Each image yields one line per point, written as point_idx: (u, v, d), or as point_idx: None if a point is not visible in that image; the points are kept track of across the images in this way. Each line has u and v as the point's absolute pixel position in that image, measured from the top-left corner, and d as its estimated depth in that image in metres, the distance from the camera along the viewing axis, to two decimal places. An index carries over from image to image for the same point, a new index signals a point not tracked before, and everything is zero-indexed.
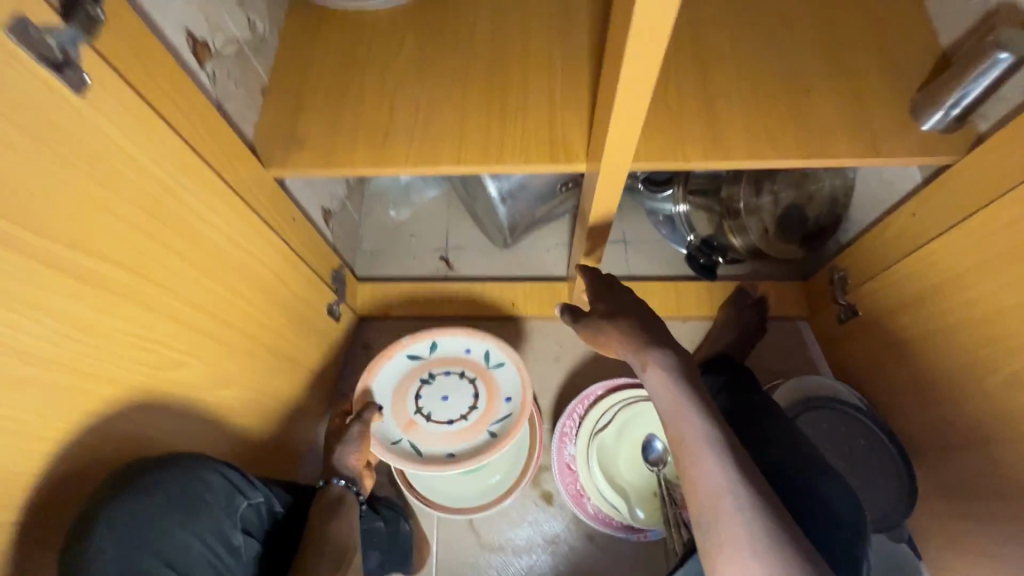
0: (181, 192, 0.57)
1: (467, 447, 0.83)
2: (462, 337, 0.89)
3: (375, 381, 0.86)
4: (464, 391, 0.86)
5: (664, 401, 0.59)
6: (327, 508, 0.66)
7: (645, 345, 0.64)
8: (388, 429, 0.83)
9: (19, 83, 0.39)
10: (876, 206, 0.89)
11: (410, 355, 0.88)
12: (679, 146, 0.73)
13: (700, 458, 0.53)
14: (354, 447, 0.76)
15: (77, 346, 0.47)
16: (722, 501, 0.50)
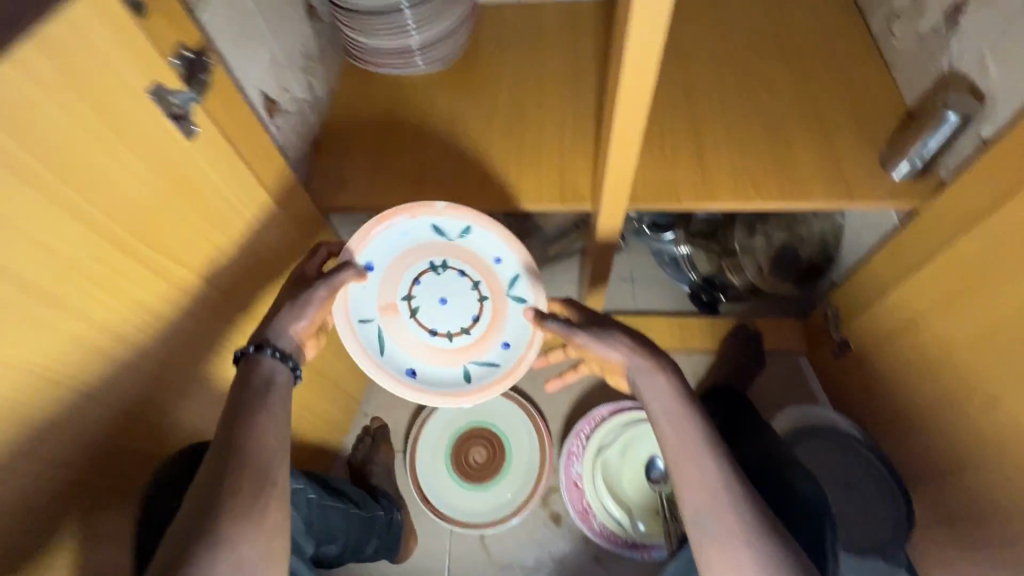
0: (248, 220, 0.68)
1: (433, 369, 0.81)
2: (502, 245, 0.82)
3: (369, 247, 0.78)
4: (467, 303, 0.82)
5: (659, 411, 0.66)
6: (253, 399, 0.59)
7: (648, 358, 0.70)
8: (366, 301, 0.79)
9: (151, 132, 0.52)
10: (860, 247, 0.97)
11: (436, 228, 0.81)
12: (674, 190, 0.83)
13: (697, 460, 0.61)
14: (304, 309, 0.68)
15: (159, 337, 0.58)
16: (720, 499, 0.58)
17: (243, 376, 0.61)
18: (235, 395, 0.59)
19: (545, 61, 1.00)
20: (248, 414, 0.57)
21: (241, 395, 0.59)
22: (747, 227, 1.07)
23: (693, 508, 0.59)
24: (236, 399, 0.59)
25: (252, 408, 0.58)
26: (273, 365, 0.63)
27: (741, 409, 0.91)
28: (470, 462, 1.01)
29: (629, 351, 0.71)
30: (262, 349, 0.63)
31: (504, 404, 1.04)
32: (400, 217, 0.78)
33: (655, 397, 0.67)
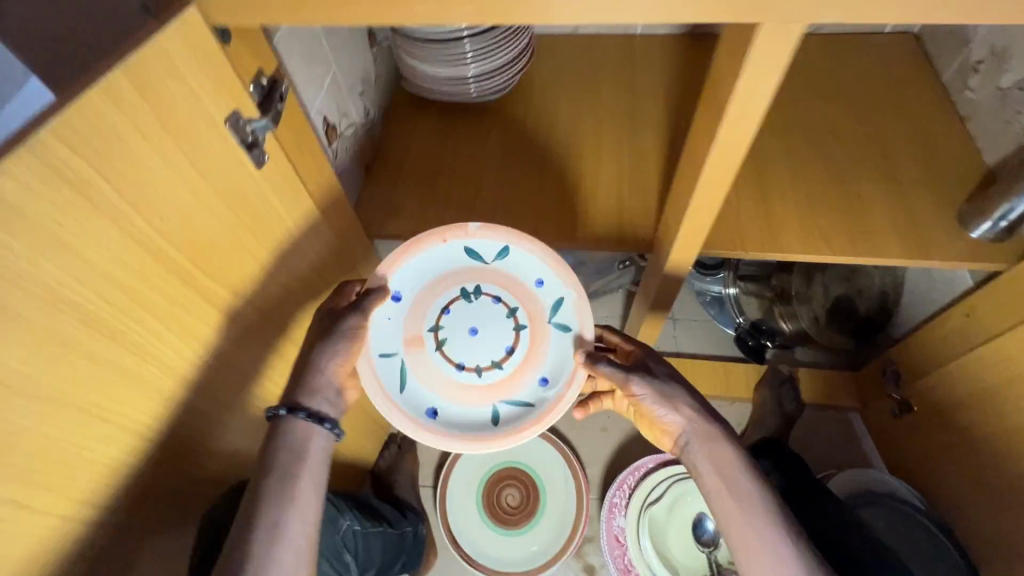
0: (304, 249, 0.66)
1: (458, 411, 0.68)
2: (544, 267, 0.71)
3: (398, 275, 0.69)
4: (502, 333, 0.70)
5: (723, 486, 0.62)
6: (281, 483, 0.56)
7: (707, 423, 0.66)
8: (388, 338, 0.69)
9: (225, 162, 0.50)
10: (926, 304, 0.93)
11: (470, 251, 0.71)
12: (738, 238, 0.80)
13: (771, 544, 0.58)
14: (336, 350, 0.62)
15: (214, 372, 0.56)
16: None
17: (274, 452, 0.58)
18: (263, 477, 0.56)
19: (602, 96, 0.98)
20: (278, 504, 0.55)
21: (269, 476, 0.56)
22: (804, 274, 1.03)
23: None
24: (264, 481, 0.56)
25: (281, 497, 0.55)
26: (312, 429, 0.60)
27: (793, 465, 0.86)
28: (503, 506, 0.97)
29: (687, 413, 0.66)
30: (297, 412, 0.59)
31: (540, 445, 1.01)
32: (432, 243, 0.70)
33: (717, 469, 0.64)
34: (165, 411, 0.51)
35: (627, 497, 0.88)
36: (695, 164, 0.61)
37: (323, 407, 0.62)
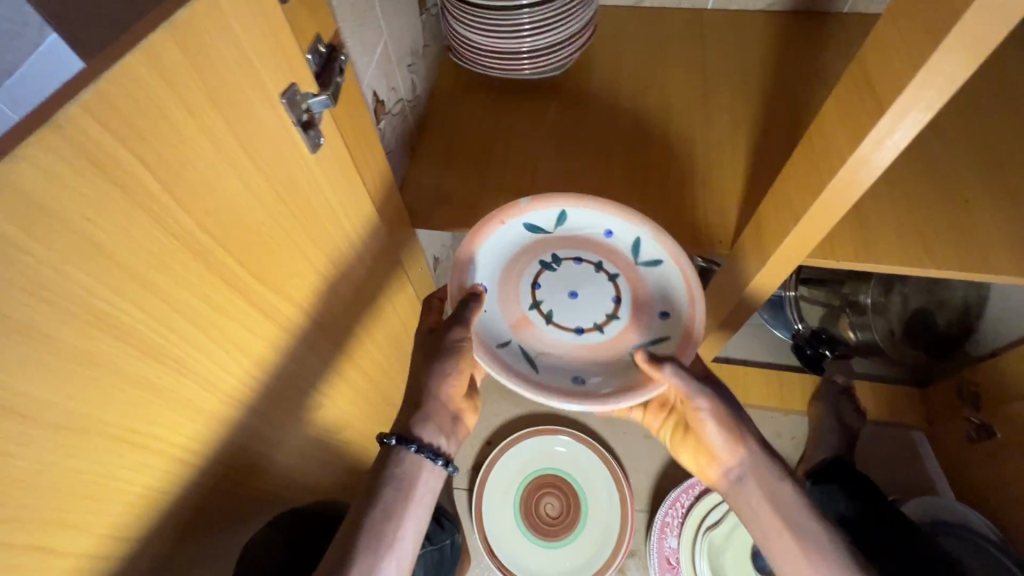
0: (351, 240, 0.59)
1: (602, 373, 0.64)
2: (606, 217, 0.69)
3: (476, 269, 0.67)
4: (603, 288, 0.68)
5: (786, 527, 0.58)
6: (384, 524, 0.57)
7: (767, 463, 0.62)
8: (496, 326, 0.66)
9: (277, 144, 0.42)
10: (1018, 322, 0.85)
11: (530, 227, 0.69)
12: (827, 245, 0.71)
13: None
14: (445, 373, 0.63)
15: (253, 382, 0.49)
16: None
17: (381, 489, 0.59)
18: (370, 512, 0.58)
19: (672, 74, 0.88)
20: (377, 545, 0.56)
21: (374, 513, 0.58)
22: (882, 283, 0.94)
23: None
24: (368, 519, 0.57)
25: (382, 537, 0.57)
26: (424, 464, 0.61)
27: (856, 486, 0.81)
28: (543, 516, 0.93)
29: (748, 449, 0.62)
30: (410, 446, 0.60)
31: (582, 452, 0.96)
32: (493, 229, 0.68)
33: (776, 510, 0.59)
34: (201, 428, 0.44)
35: (680, 517, 0.87)
36: (809, 164, 0.53)
37: (436, 438, 0.63)
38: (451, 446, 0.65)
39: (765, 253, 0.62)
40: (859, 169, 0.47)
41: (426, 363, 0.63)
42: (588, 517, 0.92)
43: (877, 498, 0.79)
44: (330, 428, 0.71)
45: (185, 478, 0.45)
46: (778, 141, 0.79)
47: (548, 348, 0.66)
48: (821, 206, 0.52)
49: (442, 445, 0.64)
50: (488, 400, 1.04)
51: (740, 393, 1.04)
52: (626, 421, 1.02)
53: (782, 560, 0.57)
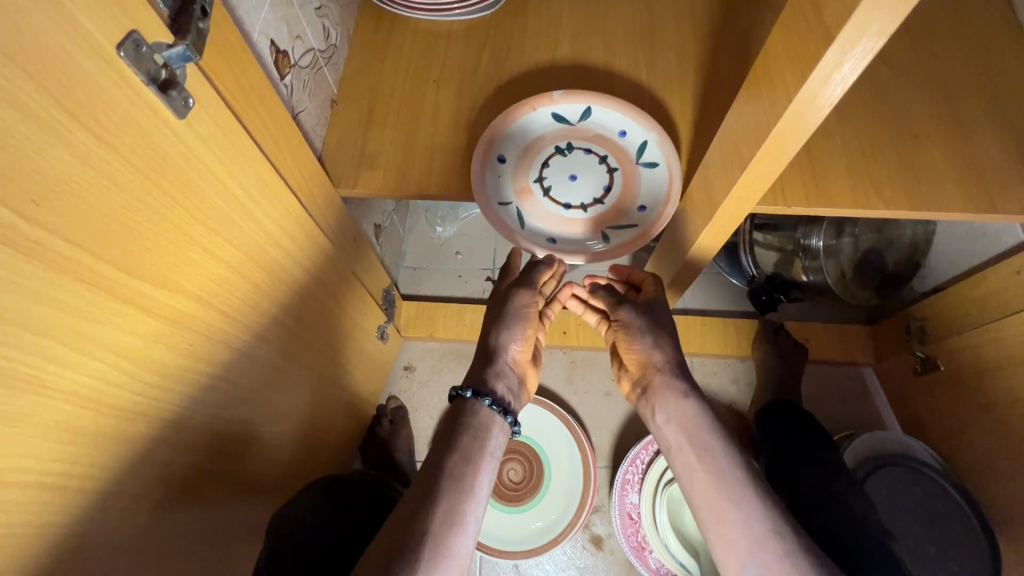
0: (258, 217, 0.52)
1: (572, 240, 0.77)
2: (625, 117, 0.70)
3: (497, 143, 0.72)
4: (599, 178, 0.74)
5: (685, 435, 0.62)
6: (464, 468, 0.52)
7: (677, 375, 0.66)
8: (503, 189, 0.74)
9: (122, 109, 0.35)
10: (963, 258, 0.87)
11: (557, 115, 0.72)
12: (779, 190, 0.67)
13: (727, 495, 0.57)
14: (517, 331, 0.65)
15: (152, 388, 0.44)
16: (728, 531, 0.55)
17: (458, 436, 0.55)
18: (448, 458, 0.53)
19: (612, 7, 0.80)
20: (456, 489, 0.51)
21: (453, 458, 0.53)
22: (834, 224, 0.91)
23: (724, 542, 0.55)
24: (446, 463, 0.53)
25: (460, 481, 0.52)
26: (494, 419, 0.58)
27: (790, 425, 0.83)
28: (505, 481, 0.92)
29: (662, 362, 0.67)
30: (484, 398, 0.58)
31: (541, 415, 0.95)
32: (521, 113, 0.71)
33: (678, 418, 0.64)
34: (88, 448, 0.39)
35: (640, 473, 0.89)
36: (758, 105, 0.48)
37: (506, 395, 0.62)
38: (516, 409, 0.63)
39: (715, 203, 0.59)
40: (807, 107, 0.43)
41: (496, 325, 0.65)
42: (549, 479, 0.92)
43: (806, 425, 0.83)
44: (277, 423, 0.66)
45: (84, 505, 0.40)
46: (729, 79, 0.73)
47: (539, 213, 0.76)
48: (768, 150, 0.48)
49: (511, 404, 0.62)
50: (443, 367, 1.07)
51: (698, 344, 1.03)
52: (585, 379, 1.02)
53: (679, 461, 0.62)
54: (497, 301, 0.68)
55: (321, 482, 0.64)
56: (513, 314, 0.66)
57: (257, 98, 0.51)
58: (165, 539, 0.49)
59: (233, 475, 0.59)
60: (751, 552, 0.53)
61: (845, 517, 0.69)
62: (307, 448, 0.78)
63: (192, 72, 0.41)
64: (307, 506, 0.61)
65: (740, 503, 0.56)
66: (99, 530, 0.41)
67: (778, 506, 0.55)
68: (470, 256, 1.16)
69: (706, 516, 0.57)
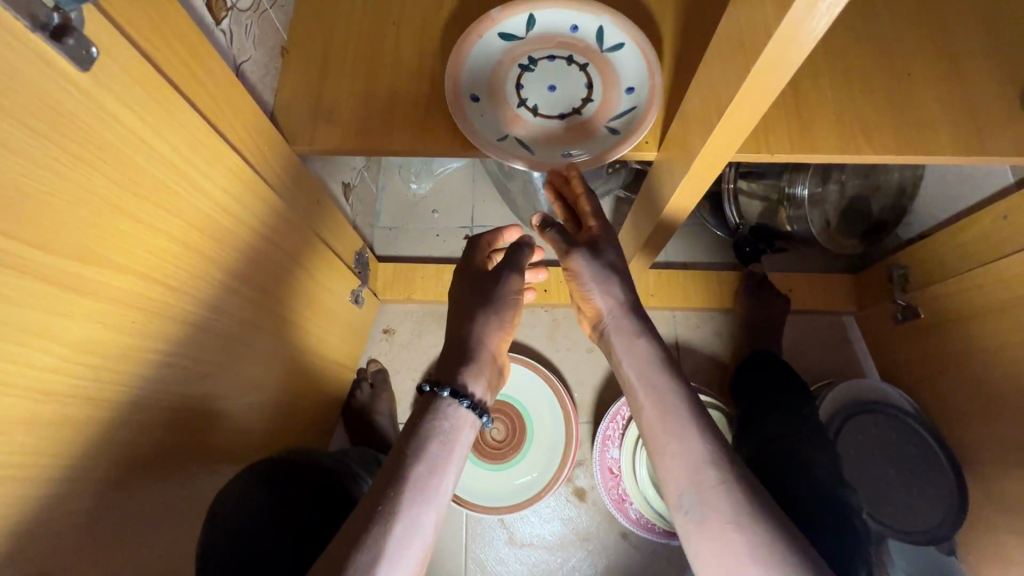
0: (199, 181, 0.48)
1: (584, 148, 0.66)
2: (569, 11, 0.66)
3: (465, 80, 0.66)
4: (576, 80, 0.67)
5: (636, 377, 0.59)
6: (431, 477, 0.50)
7: (628, 316, 0.62)
8: (489, 123, 0.66)
9: (9, 67, 0.31)
10: (950, 203, 0.85)
11: (505, 35, 0.66)
12: (763, 136, 0.64)
13: (671, 432, 0.54)
14: (498, 321, 0.61)
15: (97, 372, 0.41)
16: (675, 474, 0.53)
17: (424, 443, 0.52)
18: (412, 465, 0.50)
19: None
20: (421, 497, 0.48)
21: (417, 469, 0.50)
22: (820, 173, 0.87)
23: (670, 483, 0.53)
24: (411, 473, 0.49)
25: (425, 487, 0.49)
26: (467, 419, 0.55)
27: (760, 385, 0.83)
28: (487, 439, 0.93)
29: (612, 305, 0.62)
30: (463, 400, 0.54)
31: (522, 374, 0.95)
32: (472, 42, 0.65)
33: (630, 359, 0.60)
34: (31, 438, 0.37)
35: (621, 429, 0.90)
36: (738, 42, 0.44)
37: (484, 394, 0.58)
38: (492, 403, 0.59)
39: (693, 152, 0.55)
40: (790, 43, 0.39)
41: (478, 306, 0.62)
42: (531, 439, 0.92)
43: (788, 380, 0.82)
44: (249, 392, 0.65)
45: (32, 496, 0.38)
46: (713, 14, 0.67)
47: (537, 139, 0.67)
48: (749, 92, 0.44)
49: (488, 401, 0.59)
50: (422, 329, 1.05)
51: (680, 297, 1.02)
52: (567, 336, 1.01)
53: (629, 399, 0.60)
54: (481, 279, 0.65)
55: (273, 465, 0.58)
56: (498, 298, 0.63)
57: (181, 46, 0.46)
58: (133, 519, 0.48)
59: (204, 448, 0.57)
60: (694, 493, 0.51)
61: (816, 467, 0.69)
62: (284, 416, 0.76)
63: (92, 17, 0.36)
64: (250, 493, 0.53)
65: (682, 440, 0.53)
66: (55, 518, 0.40)
67: (725, 449, 0.53)
68: (447, 213, 1.11)
69: (652, 452, 0.55)
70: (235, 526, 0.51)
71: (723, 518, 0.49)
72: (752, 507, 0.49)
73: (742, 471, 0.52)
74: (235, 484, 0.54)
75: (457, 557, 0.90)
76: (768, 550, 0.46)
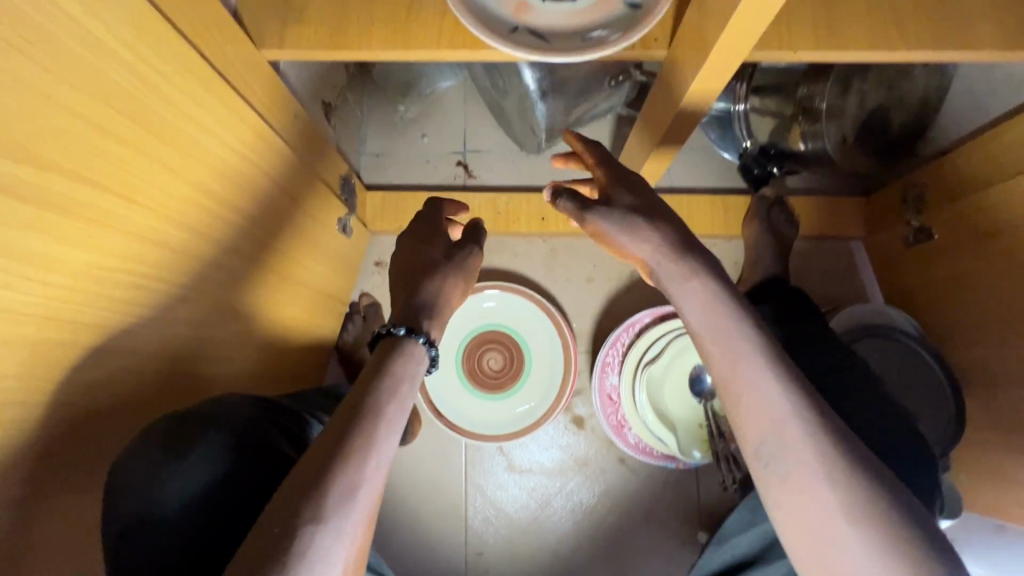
0: (139, 74, 0.43)
1: (609, 27, 0.56)
2: None
3: None
4: None
5: (705, 318, 0.52)
6: (399, 415, 0.47)
7: (681, 257, 0.55)
8: (493, 14, 0.56)
9: None
10: (976, 114, 0.80)
11: None
12: (784, 32, 0.57)
13: (754, 381, 0.48)
14: (451, 277, 0.60)
15: (48, 286, 0.39)
16: (776, 426, 0.46)
17: (394, 382, 0.49)
18: (383, 402, 0.47)
19: None
20: (388, 430, 0.46)
21: (390, 407, 0.47)
22: (840, 80, 0.81)
23: (756, 433, 0.47)
24: (381, 410, 0.46)
25: (393, 422, 0.46)
26: (423, 359, 0.53)
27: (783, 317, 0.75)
28: (485, 370, 0.91)
29: (661, 245, 0.56)
30: (417, 335, 0.53)
31: (518, 303, 0.92)
32: None
33: (691, 303, 0.54)
34: None
35: (620, 356, 0.88)
36: None
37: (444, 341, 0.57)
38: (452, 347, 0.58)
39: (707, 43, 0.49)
40: None
41: (422, 274, 0.59)
42: (530, 368, 0.91)
43: (811, 313, 0.76)
44: (237, 320, 0.62)
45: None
46: None
47: (552, 26, 0.57)
48: None
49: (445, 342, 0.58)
50: None
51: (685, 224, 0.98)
52: (566, 266, 0.98)
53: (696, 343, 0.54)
54: (434, 247, 0.62)
55: (232, 426, 0.49)
56: (446, 267, 0.60)
57: None
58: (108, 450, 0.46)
59: (192, 374, 0.56)
60: (778, 441, 0.46)
61: (836, 388, 0.67)
62: (277, 347, 0.74)
63: None
64: (152, 484, 0.44)
65: (768, 390, 0.48)
66: (3, 447, 0.37)
67: (806, 390, 0.48)
68: (438, 138, 1.05)
69: (729, 395, 0.50)
70: (156, 521, 0.43)
71: (821, 472, 0.44)
72: (852, 463, 0.44)
73: (835, 424, 0.47)
74: (174, 458, 0.45)
75: (456, 484, 0.91)
76: (864, 501, 0.43)
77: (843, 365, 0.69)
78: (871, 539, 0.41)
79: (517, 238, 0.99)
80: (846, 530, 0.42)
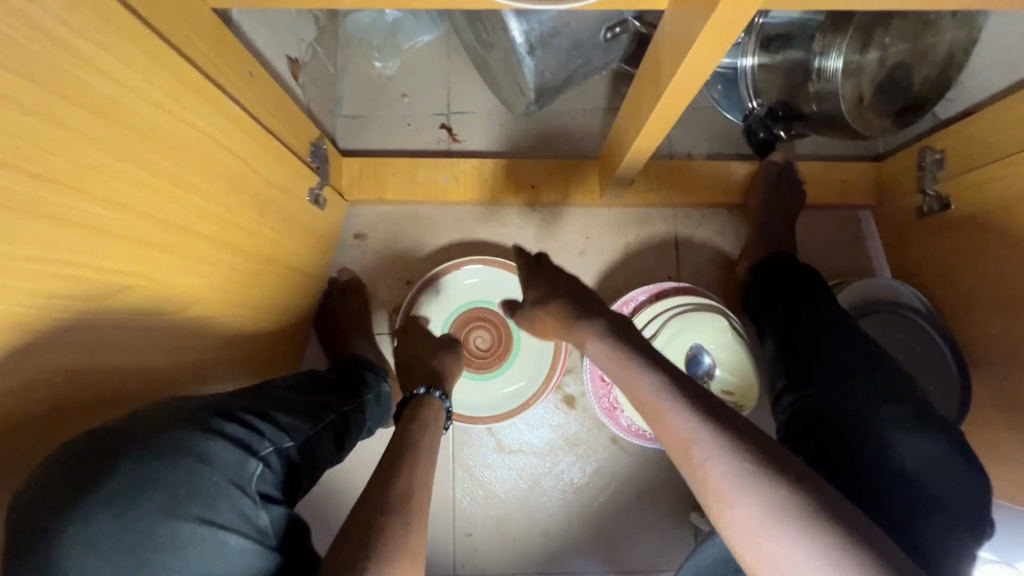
0: (56, 32, 0.36)
1: None
2: None
3: None
4: None
5: (613, 361, 0.55)
6: (432, 446, 0.56)
7: (578, 324, 0.62)
8: None
9: None
10: (1003, 73, 0.73)
11: None
12: None
13: (659, 414, 0.47)
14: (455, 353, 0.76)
15: None
16: (692, 453, 0.43)
17: (423, 423, 0.59)
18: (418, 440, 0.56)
19: None
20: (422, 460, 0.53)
21: (425, 442, 0.56)
22: (862, 34, 0.71)
23: (690, 468, 0.43)
24: (420, 444, 0.55)
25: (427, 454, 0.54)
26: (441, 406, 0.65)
27: (787, 313, 0.69)
28: (472, 350, 0.87)
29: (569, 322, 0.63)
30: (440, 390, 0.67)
31: (506, 279, 0.87)
32: None
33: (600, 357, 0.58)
34: None
35: None
36: None
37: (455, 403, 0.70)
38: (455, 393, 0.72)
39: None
40: None
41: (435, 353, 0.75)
42: (519, 347, 0.87)
43: (816, 298, 0.70)
44: (196, 306, 0.57)
45: None
46: None
47: None
48: None
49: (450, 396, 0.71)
50: (398, 233, 0.94)
51: (685, 193, 0.91)
52: (557, 238, 0.93)
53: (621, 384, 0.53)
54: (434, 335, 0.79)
55: (160, 499, 0.39)
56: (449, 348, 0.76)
57: None
58: (33, 459, 0.42)
59: (144, 367, 0.51)
60: (693, 474, 0.43)
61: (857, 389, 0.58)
62: (246, 330, 0.69)
63: None
64: None
65: (670, 417, 0.46)
66: None
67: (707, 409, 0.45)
68: (419, 98, 0.96)
69: (655, 426, 0.48)
70: None
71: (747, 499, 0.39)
72: (758, 466, 0.40)
73: (740, 429, 0.43)
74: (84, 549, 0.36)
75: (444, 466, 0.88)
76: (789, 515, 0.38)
77: (865, 357, 0.61)
78: (803, 551, 0.36)
79: (506, 208, 0.94)
80: (767, 545, 0.38)
